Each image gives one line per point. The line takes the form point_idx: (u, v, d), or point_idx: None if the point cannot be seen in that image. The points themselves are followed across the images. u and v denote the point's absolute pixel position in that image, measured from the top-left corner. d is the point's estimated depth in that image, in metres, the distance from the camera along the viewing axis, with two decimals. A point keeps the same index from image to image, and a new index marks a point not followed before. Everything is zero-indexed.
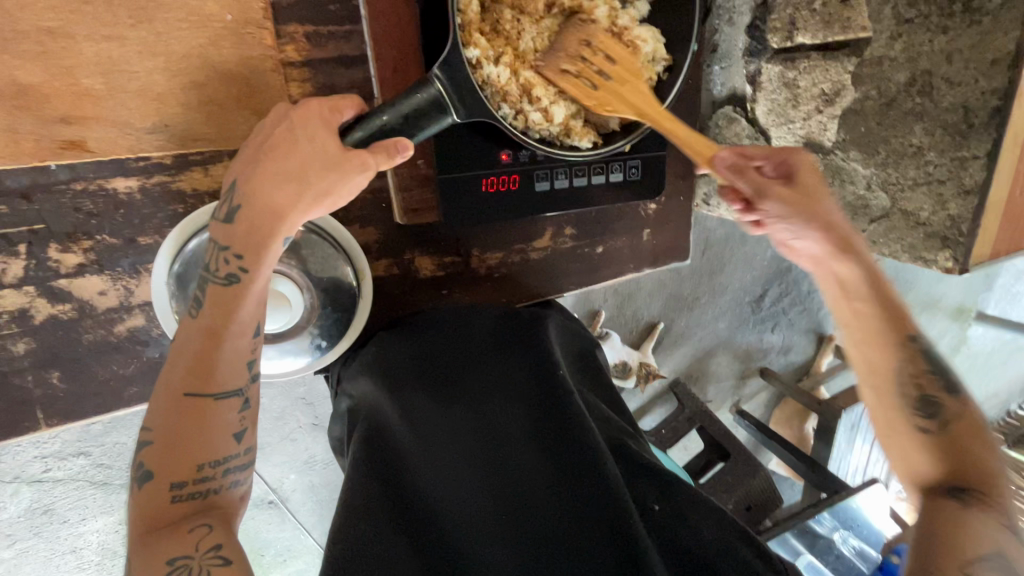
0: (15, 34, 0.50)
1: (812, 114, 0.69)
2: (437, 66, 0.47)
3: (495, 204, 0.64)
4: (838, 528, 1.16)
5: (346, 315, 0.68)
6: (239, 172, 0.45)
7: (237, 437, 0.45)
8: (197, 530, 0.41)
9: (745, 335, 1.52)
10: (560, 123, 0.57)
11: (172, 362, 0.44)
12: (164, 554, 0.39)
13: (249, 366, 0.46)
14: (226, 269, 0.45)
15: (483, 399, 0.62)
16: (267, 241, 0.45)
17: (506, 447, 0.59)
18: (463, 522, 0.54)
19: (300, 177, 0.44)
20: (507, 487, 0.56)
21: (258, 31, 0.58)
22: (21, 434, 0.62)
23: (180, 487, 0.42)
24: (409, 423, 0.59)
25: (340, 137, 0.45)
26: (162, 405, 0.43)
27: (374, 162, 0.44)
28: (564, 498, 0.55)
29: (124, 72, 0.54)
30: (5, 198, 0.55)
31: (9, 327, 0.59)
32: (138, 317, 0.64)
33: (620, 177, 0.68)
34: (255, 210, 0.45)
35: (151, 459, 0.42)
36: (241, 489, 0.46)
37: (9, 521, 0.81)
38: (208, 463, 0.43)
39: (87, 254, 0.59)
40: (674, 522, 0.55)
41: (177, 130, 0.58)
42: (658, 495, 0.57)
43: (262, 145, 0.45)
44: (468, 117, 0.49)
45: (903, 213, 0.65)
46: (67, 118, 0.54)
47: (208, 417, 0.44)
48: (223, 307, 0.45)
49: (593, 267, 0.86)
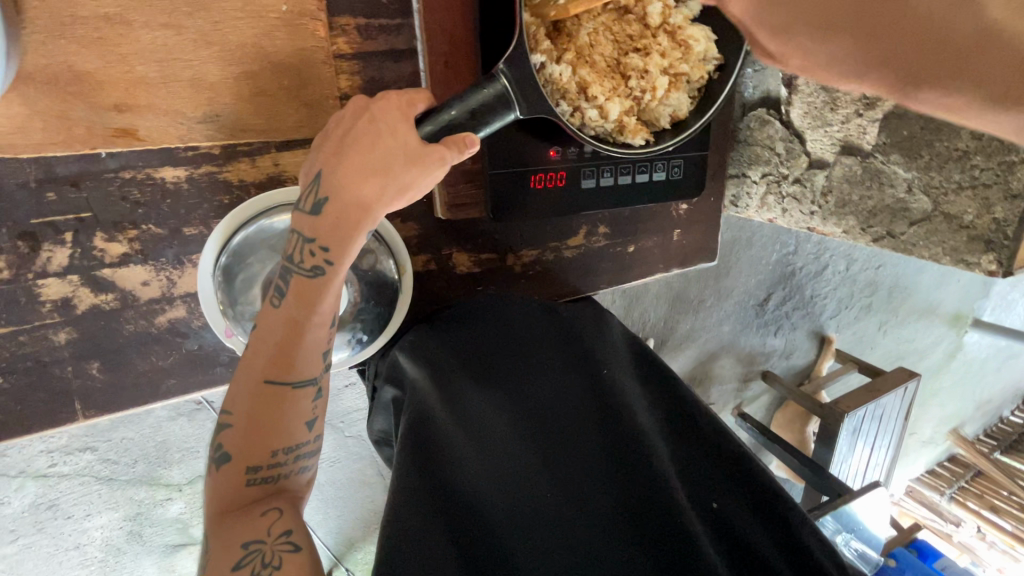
0: (72, 19, 0.49)
1: (850, 118, 0.69)
2: (504, 61, 0.48)
3: (541, 200, 0.64)
4: (840, 530, 1.17)
5: (387, 309, 0.68)
6: (322, 164, 0.46)
7: (309, 425, 0.46)
8: (268, 514, 0.42)
9: (750, 338, 1.53)
10: (615, 120, 0.58)
11: (252, 349, 0.44)
12: (237, 537, 0.40)
13: (324, 356, 0.47)
14: (311, 261, 0.46)
15: (535, 399, 0.62)
16: (350, 235, 0.46)
17: (562, 443, 0.59)
18: (523, 520, 0.53)
19: (385, 171, 0.44)
20: (566, 483, 0.56)
21: (312, 23, 0.57)
22: (55, 426, 0.61)
23: (255, 471, 0.43)
24: (457, 420, 0.58)
25: (414, 126, 0.46)
26: (243, 389, 0.44)
27: (450, 159, 0.45)
28: (626, 497, 0.57)
29: (179, 61, 0.54)
30: (52, 185, 0.54)
31: (51, 316, 0.58)
32: (179, 309, 0.63)
33: (664, 176, 0.69)
34: (340, 204, 0.45)
35: (230, 442, 0.43)
36: (309, 474, 0.47)
37: (13, 516, 0.80)
38: (281, 449, 0.44)
39: (132, 243, 0.59)
40: (735, 518, 0.58)
41: (227, 120, 0.57)
42: (716, 491, 0.60)
43: (348, 136, 0.45)
44: (529, 113, 0.49)
45: (946, 217, 0.64)
46: (120, 106, 0.53)
47: (286, 403, 0.44)
48: (306, 298, 0.45)
49: (624, 266, 0.86)
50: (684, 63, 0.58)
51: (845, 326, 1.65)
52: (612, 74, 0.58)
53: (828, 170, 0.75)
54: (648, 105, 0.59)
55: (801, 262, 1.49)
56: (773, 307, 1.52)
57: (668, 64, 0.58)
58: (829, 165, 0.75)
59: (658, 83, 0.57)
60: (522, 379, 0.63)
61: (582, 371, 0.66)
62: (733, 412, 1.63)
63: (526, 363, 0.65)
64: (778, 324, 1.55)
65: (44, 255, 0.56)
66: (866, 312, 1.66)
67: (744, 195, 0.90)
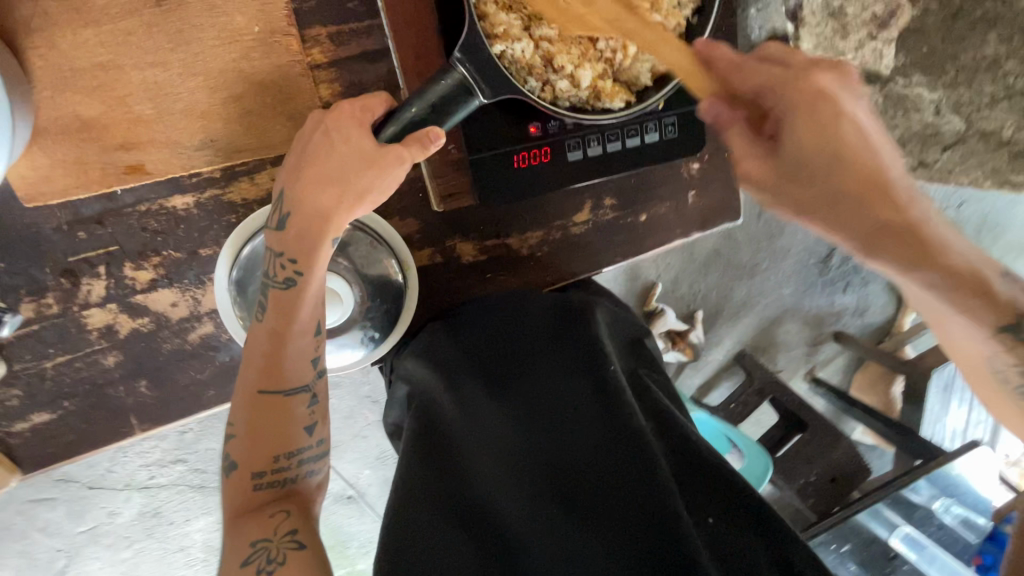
0: (73, 72, 0.54)
1: (864, 42, 0.63)
2: (458, 50, 0.47)
3: (528, 179, 0.63)
4: (938, 495, 1.08)
5: (394, 306, 0.70)
6: (285, 182, 0.50)
7: (309, 430, 0.48)
8: (276, 515, 0.44)
9: (814, 299, 1.44)
10: (588, 87, 0.57)
11: (245, 362, 0.48)
12: (248, 535, 0.42)
13: (315, 363, 0.50)
14: (283, 274, 0.50)
15: (538, 394, 0.60)
16: (316, 244, 0.49)
17: (556, 439, 0.57)
18: (513, 521, 0.51)
19: (343, 180, 0.48)
20: (560, 484, 0.54)
21: (284, 39, 0.59)
22: (121, 439, 0.68)
23: (261, 476, 0.45)
24: (462, 417, 0.59)
25: (374, 135, 0.49)
26: (239, 403, 0.47)
27: (409, 156, 0.47)
28: (622, 498, 0.51)
29: (171, 95, 0.58)
30: (82, 226, 0.60)
31: (99, 342, 0.65)
32: (207, 325, 0.67)
33: (657, 136, 0.66)
34: (303, 217, 0.49)
35: (235, 452, 0.46)
36: (316, 478, 0.49)
37: (127, 524, 0.99)
38: (283, 455, 0.47)
39: (157, 269, 0.64)
40: (732, 539, 0.49)
41: (223, 143, 0.61)
42: (712, 504, 0.52)
43: (304, 152, 0.49)
44: (494, 96, 0.49)
45: (981, 135, 0.67)
46: (126, 144, 0.58)
47: (282, 409, 0.48)
48: (283, 309, 0.48)
49: (638, 237, 0.83)
50: (658, 11, 0.55)
51: None
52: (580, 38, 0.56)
53: None
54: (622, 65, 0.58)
55: None
56: (838, 264, 1.41)
57: None
58: None
59: (629, 40, 0.56)
60: (522, 377, 0.62)
61: (587, 360, 0.61)
62: (805, 377, 1.52)
63: (526, 360, 0.63)
64: (846, 280, 1.44)
65: (85, 289, 0.62)
66: None
67: None
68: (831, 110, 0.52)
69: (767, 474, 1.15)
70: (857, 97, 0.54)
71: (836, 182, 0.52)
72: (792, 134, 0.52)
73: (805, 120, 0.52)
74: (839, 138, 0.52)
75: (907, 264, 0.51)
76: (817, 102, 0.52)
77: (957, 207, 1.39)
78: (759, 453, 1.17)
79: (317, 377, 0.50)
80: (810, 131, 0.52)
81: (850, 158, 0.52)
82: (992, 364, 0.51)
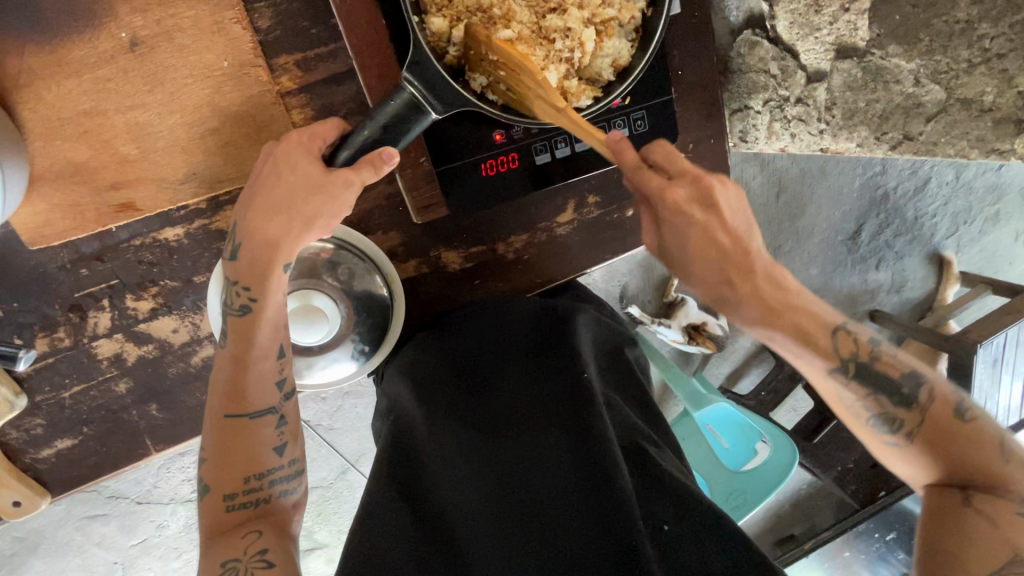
0: (61, 121, 0.58)
1: (838, 16, 0.62)
2: (406, 69, 0.48)
3: (499, 184, 0.65)
4: None
5: (381, 318, 0.72)
6: (236, 216, 0.54)
7: (278, 450, 0.53)
8: (248, 535, 0.47)
9: (845, 277, 1.39)
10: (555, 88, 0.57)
11: (211, 389, 0.53)
12: (220, 556, 0.45)
13: (278, 386, 0.55)
14: (239, 301, 0.54)
15: (510, 405, 0.61)
16: (267, 271, 0.53)
17: (521, 445, 0.57)
18: (475, 533, 0.51)
19: (289, 208, 0.52)
20: (523, 495, 0.53)
21: (253, 70, 0.61)
22: (138, 460, 0.72)
23: (232, 497, 0.49)
24: (432, 427, 0.59)
25: (323, 163, 0.51)
26: (208, 428, 0.52)
27: (358, 179, 0.50)
28: (582, 508, 0.51)
29: (152, 134, 0.61)
30: (84, 263, 0.65)
31: (110, 370, 0.69)
32: (208, 347, 0.70)
33: (626, 131, 0.67)
34: (252, 246, 0.53)
35: (208, 476, 0.50)
36: (291, 497, 0.53)
37: (175, 535, 1.12)
38: (253, 475, 0.51)
39: (156, 298, 0.67)
40: (689, 547, 0.49)
41: (205, 174, 0.64)
42: (670, 511, 0.51)
43: (254, 184, 0.53)
44: (447, 110, 0.50)
45: (963, 103, 0.59)
46: (115, 183, 0.61)
47: (250, 431, 0.52)
48: (242, 334, 0.53)
49: (626, 232, 0.82)
50: (610, 6, 0.56)
51: (964, 246, 1.42)
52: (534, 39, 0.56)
53: (827, 81, 0.67)
54: (584, 62, 0.57)
55: (894, 181, 1.31)
56: (868, 239, 1.36)
57: (590, 14, 0.56)
58: (828, 75, 0.67)
59: (584, 37, 0.56)
60: (493, 384, 0.63)
61: (557, 370, 0.62)
62: None
63: (499, 368, 0.64)
64: (879, 256, 1.38)
65: (93, 321, 0.67)
66: (992, 224, 1.41)
67: (751, 128, 0.79)
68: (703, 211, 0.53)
69: (795, 464, 1.12)
70: (726, 194, 0.54)
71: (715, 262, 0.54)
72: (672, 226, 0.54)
73: (674, 216, 0.53)
74: (716, 235, 0.53)
75: (770, 318, 0.53)
76: (675, 213, 0.53)
77: (995, 169, 1.33)
78: (787, 446, 1.13)
79: (283, 399, 0.55)
80: (690, 224, 0.53)
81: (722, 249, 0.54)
82: (843, 399, 0.55)
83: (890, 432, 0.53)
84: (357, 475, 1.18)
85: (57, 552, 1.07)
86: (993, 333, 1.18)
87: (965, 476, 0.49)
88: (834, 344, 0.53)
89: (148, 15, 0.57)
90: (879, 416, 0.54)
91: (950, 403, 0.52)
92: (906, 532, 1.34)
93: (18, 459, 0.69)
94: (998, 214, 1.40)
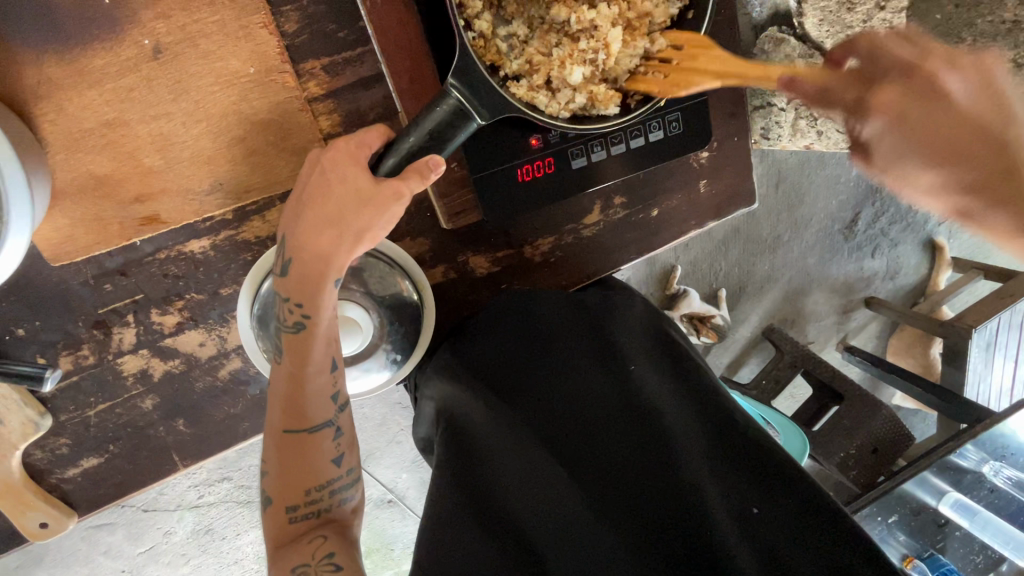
0: (82, 133, 0.56)
1: (871, 14, 0.66)
2: (452, 74, 0.47)
3: (534, 191, 0.65)
4: (987, 460, 1.26)
5: (413, 326, 0.71)
6: (286, 229, 0.53)
7: (337, 461, 0.54)
8: (314, 541, 0.50)
9: (841, 265, 1.40)
10: (582, 92, 0.56)
11: (269, 405, 0.53)
12: (288, 562, 0.48)
13: (333, 399, 0.54)
14: (292, 318, 0.53)
15: (568, 402, 0.61)
16: (318, 288, 0.53)
17: (587, 439, 0.59)
18: (551, 527, 0.53)
19: (340, 221, 0.51)
20: (597, 488, 0.55)
21: (281, 76, 0.59)
22: (163, 477, 0.70)
23: (294, 509, 0.51)
24: (493, 433, 0.59)
25: (370, 171, 0.51)
26: (269, 441, 0.52)
27: (407, 190, 0.49)
28: (662, 500, 0.54)
29: (177, 144, 0.59)
30: (107, 278, 0.63)
31: (135, 387, 0.67)
32: (235, 360, 0.69)
33: (661, 134, 0.66)
34: (304, 260, 0.53)
35: (270, 488, 0.52)
36: (350, 504, 0.54)
37: (185, 541, 1.10)
38: (314, 487, 0.52)
39: (182, 312, 0.65)
40: (770, 524, 0.51)
41: (232, 185, 0.62)
42: (757, 495, 0.53)
43: (302, 197, 0.52)
44: (492, 117, 0.49)
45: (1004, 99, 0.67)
46: (139, 197, 0.59)
47: (309, 445, 0.53)
48: (295, 348, 0.53)
49: (651, 233, 0.81)
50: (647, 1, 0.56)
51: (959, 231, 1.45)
52: (559, 39, 0.56)
53: None
54: (609, 65, 0.56)
55: None
56: (863, 227, 1.37)
57: (621, 15, 0.55)
58: None
59: (611, 38, 0.55)
60: (549, 379, 0.63)
61: (614, 368, 0.63)
62: (838, 347, 1.48)
63: (553, 363, 0.64)
64: (875, 244, 1.39)
65: (117, 337, 0.65)
66: None
67: (774, 126, 0.79)
68: (844, 109, 0.52)
69: (806, 453, 1.12)
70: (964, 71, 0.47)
71: (952, 170, 0.47)
72: (879, 134, 0.51)
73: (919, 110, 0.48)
74: (967, 124, 0.46)
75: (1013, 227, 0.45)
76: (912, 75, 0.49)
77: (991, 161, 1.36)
78: (796, 434, 1.15)
79: (337, 412, 0.55)
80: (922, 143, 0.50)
81: (970, 147, 0.46)
82: None
83: None
84: (367, 475, 1.17)
85: (64, 562, 1.05)
86: (989, 317, 1.20)
87: None
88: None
89: (172, 21, 0.55)
90: None
91: None
92: (908, 514, 1.25)
93: (41, 480, 0.67)
94: None
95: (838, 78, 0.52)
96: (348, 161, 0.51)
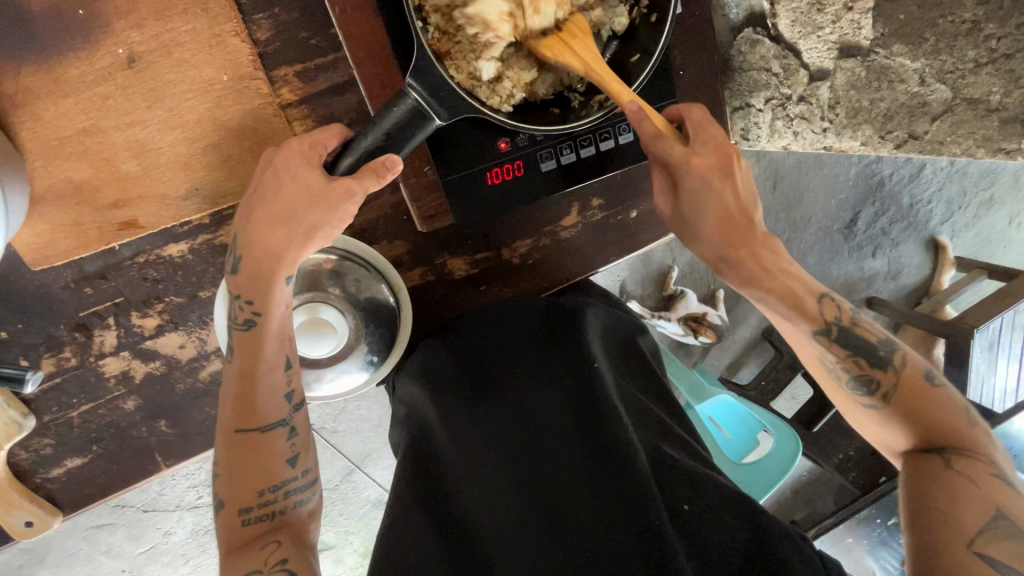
0: (59, 140, 0.57)
1: (840, 14, 0.63)
2: (409, 75, 0.48)
3: (504, 192, 0.65)
4: None
5: (389, 327, 0.72)
6: (237, 227, 0.54)
7: (290, 462, 0.54)
8: (267, 546, 0.49)
9: (842, 265, 1.39)
10: (522, 88, 0.58)
11: (221, 405, 0.54)
12: (240, 568, 0.47)
13: (286, 398, 0.56)
14: (244, 316, 0.55)
15: (524, 403, 0.62)
16: (269, 284, 0.54)
17: (539, 440, 0.59)
18: (499, 526, 0.54)
19: (291, 219, 0.52)
20: (545, 489, 0.55)
21: (253, 83, 0.61)
22: (146, 477, 0.71)
23: (248, 511, 0.51)
24: (451, 435, 0.61)
25: (325, 171, 0.52)
26: (221, 442, 0.53)
27: (359, 189, 0.50)
28: (604, 494, 0.53)
29: (153, 150, 0.60)
30: (88, 282, 0.64)
31: (118, 388, 0.68)
32: (215, 362, 0.70)
33: (631, 136, 0.67)
34: (255, 258, 0.53)
35: (222, 491, 0.52)
36: (306, 507, 0.54)
37: (183, 542, 1.12)
38: (267, 489, 0.52)
39: (162, 314, 0.67)
40: (706, 522, 0.51)
41: (208, 190, 0.63)
42: (690, 495, 0.53)
43: (254, 195, 0.53)
44: (450, 116, 0.50)
45: (967, 102, 0.60)
46: (117, 202, 0.61)
47: (261, 444, 0.54)
48: (249, 348, 0.54)
49: (631, 234, 0.81)
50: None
51: (960, 230, 1.43)
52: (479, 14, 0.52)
53: (829, 80, 0.68)
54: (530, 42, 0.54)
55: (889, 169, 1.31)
56: (862, 227, 1.36)
57: None
58: (830, 74, 0.68)
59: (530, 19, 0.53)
60: (508, 382, 0.64)
61: (570, 366, 0.63)
62: None
63: (513, 367, 0.66)
64: (875, 243, 1.38)
65: (99, 339, 0.66)
66: (986, 209, 1.42)
67: (752, 127, 0.80)
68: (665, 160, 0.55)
69: (799, 453, 1.11)
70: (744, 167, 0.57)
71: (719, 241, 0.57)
72: (691, 188, 0.55)
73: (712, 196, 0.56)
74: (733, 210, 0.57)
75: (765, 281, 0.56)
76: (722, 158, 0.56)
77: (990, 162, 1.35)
78: (789, 435, 1.13)
79: (292, 411, 0.56)
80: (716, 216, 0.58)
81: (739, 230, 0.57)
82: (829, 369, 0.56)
83: (868, 394, 0.53)
84: (363, 476, 1.18)
85: (64, 562, 1.07)
86: (988, 317, 1.18)
87: (935, 435, 0.49)
88: (820, 307, 0.56)
89: (145, 30, 0.56)
90: (857, 379, 0.54)
91: (921, 368, 0.53)
92: None
93: (27, 480, 0.68)
94: (992, 198, 1.41)
95: (670, 133, 0.55)
96: (302, 161, 0.52)
